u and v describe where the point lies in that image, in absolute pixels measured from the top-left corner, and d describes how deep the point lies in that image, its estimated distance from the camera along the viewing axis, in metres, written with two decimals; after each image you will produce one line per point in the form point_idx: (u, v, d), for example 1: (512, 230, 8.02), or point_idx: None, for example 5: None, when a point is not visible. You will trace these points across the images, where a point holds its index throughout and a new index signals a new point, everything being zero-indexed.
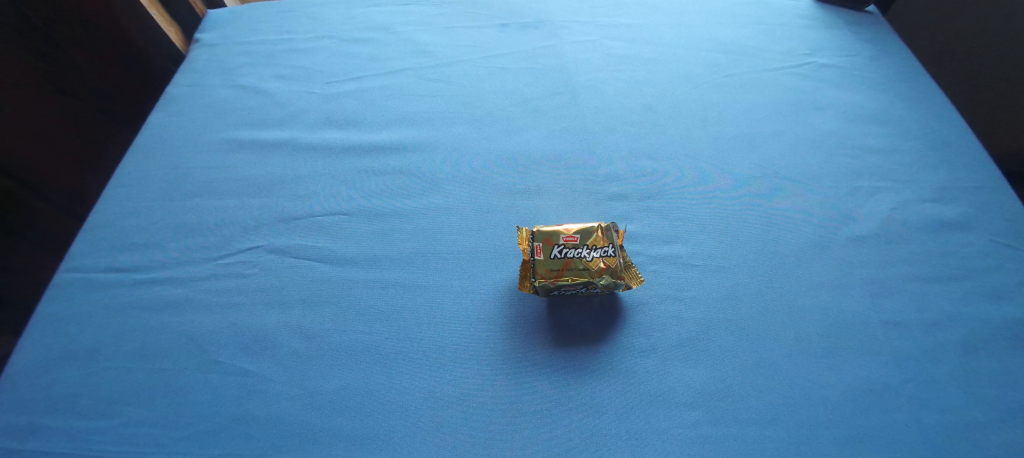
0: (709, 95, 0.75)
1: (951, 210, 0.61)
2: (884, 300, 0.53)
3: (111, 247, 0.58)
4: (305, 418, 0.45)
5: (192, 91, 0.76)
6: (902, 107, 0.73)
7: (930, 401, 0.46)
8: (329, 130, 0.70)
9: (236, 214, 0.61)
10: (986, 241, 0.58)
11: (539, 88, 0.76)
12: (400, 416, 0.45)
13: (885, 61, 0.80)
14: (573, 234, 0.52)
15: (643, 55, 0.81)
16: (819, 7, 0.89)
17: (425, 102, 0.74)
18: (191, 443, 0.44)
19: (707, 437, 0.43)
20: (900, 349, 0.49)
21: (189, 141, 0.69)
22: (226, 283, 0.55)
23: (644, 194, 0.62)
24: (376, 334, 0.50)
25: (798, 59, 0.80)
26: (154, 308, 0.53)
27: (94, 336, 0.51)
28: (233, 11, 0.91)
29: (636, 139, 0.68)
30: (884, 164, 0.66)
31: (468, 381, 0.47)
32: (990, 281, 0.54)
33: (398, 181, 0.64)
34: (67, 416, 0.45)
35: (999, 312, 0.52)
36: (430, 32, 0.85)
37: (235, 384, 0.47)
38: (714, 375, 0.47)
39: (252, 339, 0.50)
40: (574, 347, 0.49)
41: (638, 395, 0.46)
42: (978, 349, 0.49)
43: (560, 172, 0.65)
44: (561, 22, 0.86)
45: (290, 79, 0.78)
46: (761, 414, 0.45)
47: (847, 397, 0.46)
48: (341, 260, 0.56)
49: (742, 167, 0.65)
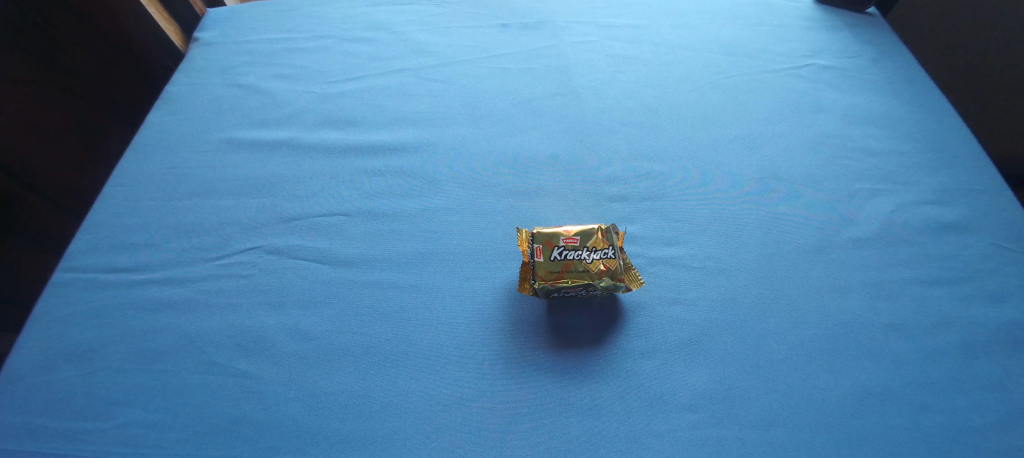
0: (709, 98, 0.74)
1: (950, 212, 0.61)
2: (883, 302, 0.53)
3: (112, 247, 0.57)
4: (305, 419, 0.45)
5: (193, 90, 0.76)
6: (902, 108, 0.73)
7: (929, 404, 0.46)
8: (329, 130, 0.70)
9: (235, 214, 0.61)
10: (986, 244, 0.58)
11: (540, 89, 0.75)
12: (400, 416, 0.45)
13: (885, 62, 0.80)
14: (573, 236, 0.51)
15: (643, 56, 0.81)
16: (819, 10, 0.89)
17: (425, 101, 0.74)
18: (189, 445, 0.44)
19: (707, 439, 0.43)
20: (900, 351, 0.49)
21: (189, 140, 0.69)
22: (225, 283, 0.55)
23: (643, 195, 0.62)
24: (375, 335, 0.50)
25: (799, 61, 0.80)
26: (153, 308, 0.53)
27: (93, 336, 0.50)
28: (234, 9, 0.91)
29: (636, 139, 0.68)
30: (884, 166, 0.66)
31: (468, 382, 0.47)
32: (990, 284, 0.55)
33: (397, 181, 0.64)
34: (66, 417, 0.45)
35: (998, 315, 0.52)
36: (431, 32, 0.85)
37: (234, 385, 0.47)
38: (714, 376, 0.47)
39: (251, 339, 0.50)
40: (574, 349, 0.49)
41: (636, 397, 0.46)
42: (977, 352, 0.50)
43: (560, 173, 0.65)
44: (562, 22, 0.86)
45: (290, 79, 0.78)
46: (759, 416, 0.45)
47: (846, 398, 0.46)
48: (341, 261, 0.56)
49: (742, 167, 0.66)
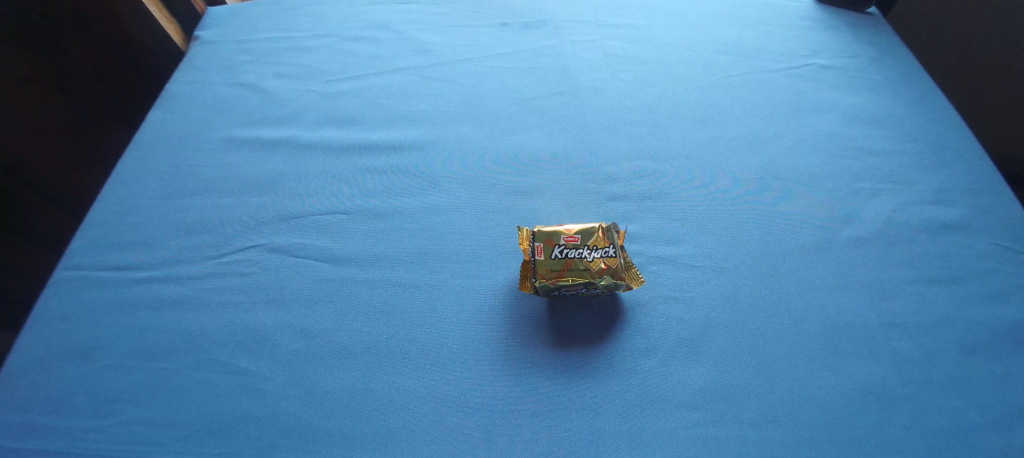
0: (709, 98, 0.74)
1: (950, 212, 0.61)
2: (883, 301, 0.53)
3: (112, 246, 0.57)
4: (305, 418, 0.45)
5: (193, 89, 0.76)
6: (901, 108, 0.74)
7: (929, 403, 0.46)
8: (329, 130, 0.70)
9: (236, 213, 0.61)
10: (987, 244, 0.58)
11: (541, 88, 0.75)
12: (400, 414, 0.45)
13: (885, 62, 0.80)
14: (573, 234, 0.52)
15: (644, 56, 0.81)
16: (820, 10, 0.89)
17: (426, 101, 0.74)
18: (191, 442, 0.44)
19: (707, 437, 0.44)
20: (900, 351, 0.50)
21: (189, 138, 0.69)
22: (226, 282, 0.55)
23: (644, 194, 0.62)
24: (376, 334, 0.50)
25: (799, 60, 0.80)
26: (154, 306, 0.53)
27: (94, 334, 0.51)
28: (234, 8, 0.91)
29: (637, 139, 0.68)
30: (885, 166, 0.66)
31: (469, 381, 0.47)
32: (990, 284, 0.55)
33: (398, 180, 0.64)
34: (66, 415, 0.45)
35: (998, 314, 0.52)
36: (431, 31, 0.85)
37: (234, 383, 0.47)
38: (714, 375, 0.47)
39: (252, 337, 0.50)
40: (574, 347, 0.49)
41: (637, 395, 0.46)
42: (977, 351, 0.50)
43: (561, 172, 0.65)
44: (562, 22, 0.86)
45: (290, 78, 0.78)
46: (760, 414, 0.45)
47: (846, 397, 0.46)
48: (342, 260, 0.56)
49: (741, 167, 0.66)
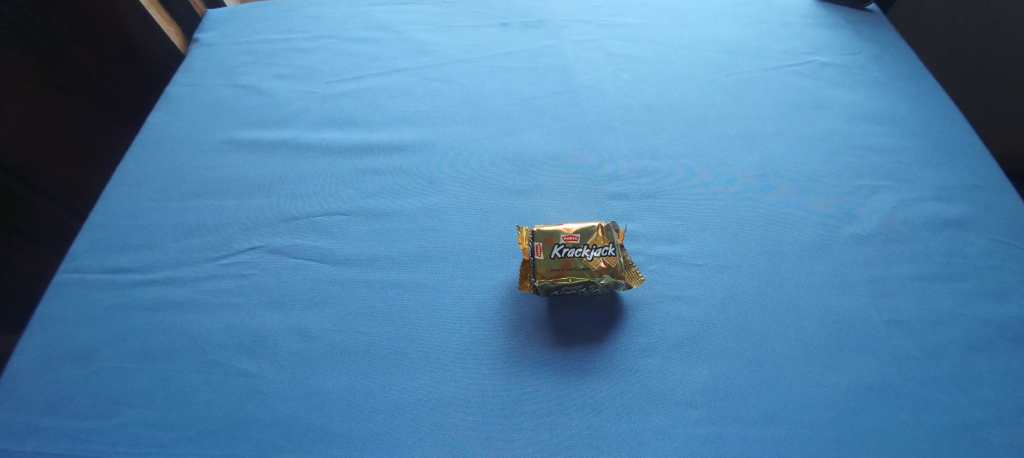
0: (709, 96, 0.74)
1: (952, 209, 0.61)
2: (884, 299, 0.53)
3: (113, 248, 0.58)
4: (305, 419, 0.45)
5: (193, 91, 0.76)
6: (902, 106, 0.73)
7: (930, 401, 0.46)
8: (329, 131, 0.70)
9: (236, 214, 0.61)
10: (989, 241, 0.58)
11: (541, 88, 0.75)
12: (400, 415, 0.45)
13: (886, 59, 0.80)
14: (573, 234, 0.52)
15: (644, 54, 0.81)
16: (820, 7, 0.89)
17: (426, 101, 0.74)
18: (191, 443, 0.44)
19: (708, 436, 0.43)
20: (901, 349, 0.49)
21: (189, 140, 0.69)
22: (226, 283, 0.55)
23: (644, 193, 0.62)
24: (376, 335, 0.50)
25: (800, 58, 0.80)
26: (155, 308, 0.53)
27: (95, 336, 0.51)
28: (234, 10, 0.91)
29: (637, 137, 0.68)
30: (885, 163, 0.66)
31: (469, 381, 0.47)
32: (992, 281, 0.54)
33: (397, 181, 0.64)
34: (68, 417, 0.46)
35: (1000, 312, 0.52)
36: (431, 32, 0.85)
37: (235, 385, 0.47)
38: (715, 374, 0.47)
39: (252, 339, 0.50)
40: (574, 347, 0.49)
41: (637, 395, 0.46)
42: (980, 349, 0.49)
43: (560, 171, 0.65)
44: (562, 21, 0.86)
45: (290, 79, 0.78)
46: (761, 413, 0.45)
47: (847, 396, 0.46)
48: (342, 261, 0.56)
49: (742, 165, 0.65)
